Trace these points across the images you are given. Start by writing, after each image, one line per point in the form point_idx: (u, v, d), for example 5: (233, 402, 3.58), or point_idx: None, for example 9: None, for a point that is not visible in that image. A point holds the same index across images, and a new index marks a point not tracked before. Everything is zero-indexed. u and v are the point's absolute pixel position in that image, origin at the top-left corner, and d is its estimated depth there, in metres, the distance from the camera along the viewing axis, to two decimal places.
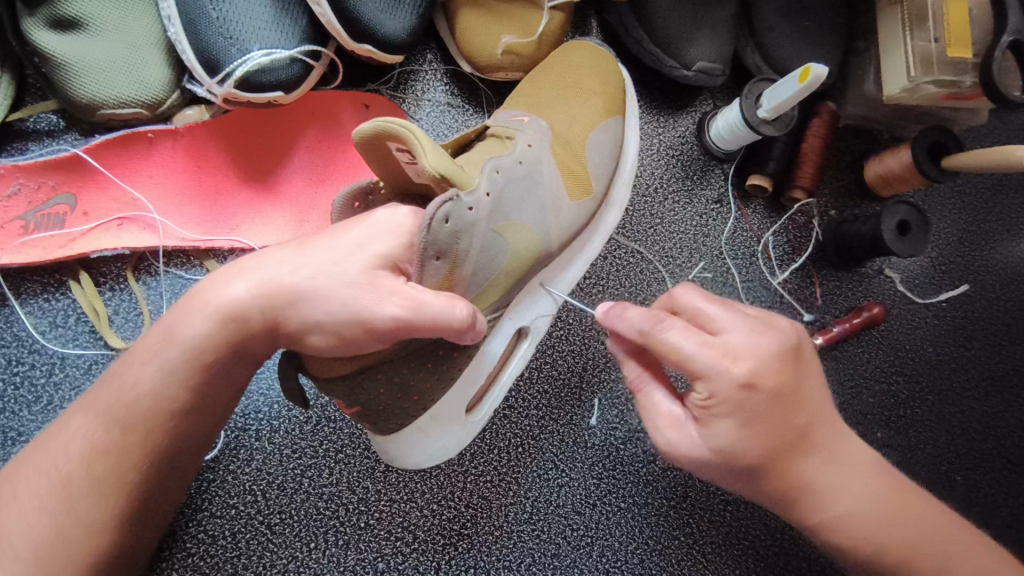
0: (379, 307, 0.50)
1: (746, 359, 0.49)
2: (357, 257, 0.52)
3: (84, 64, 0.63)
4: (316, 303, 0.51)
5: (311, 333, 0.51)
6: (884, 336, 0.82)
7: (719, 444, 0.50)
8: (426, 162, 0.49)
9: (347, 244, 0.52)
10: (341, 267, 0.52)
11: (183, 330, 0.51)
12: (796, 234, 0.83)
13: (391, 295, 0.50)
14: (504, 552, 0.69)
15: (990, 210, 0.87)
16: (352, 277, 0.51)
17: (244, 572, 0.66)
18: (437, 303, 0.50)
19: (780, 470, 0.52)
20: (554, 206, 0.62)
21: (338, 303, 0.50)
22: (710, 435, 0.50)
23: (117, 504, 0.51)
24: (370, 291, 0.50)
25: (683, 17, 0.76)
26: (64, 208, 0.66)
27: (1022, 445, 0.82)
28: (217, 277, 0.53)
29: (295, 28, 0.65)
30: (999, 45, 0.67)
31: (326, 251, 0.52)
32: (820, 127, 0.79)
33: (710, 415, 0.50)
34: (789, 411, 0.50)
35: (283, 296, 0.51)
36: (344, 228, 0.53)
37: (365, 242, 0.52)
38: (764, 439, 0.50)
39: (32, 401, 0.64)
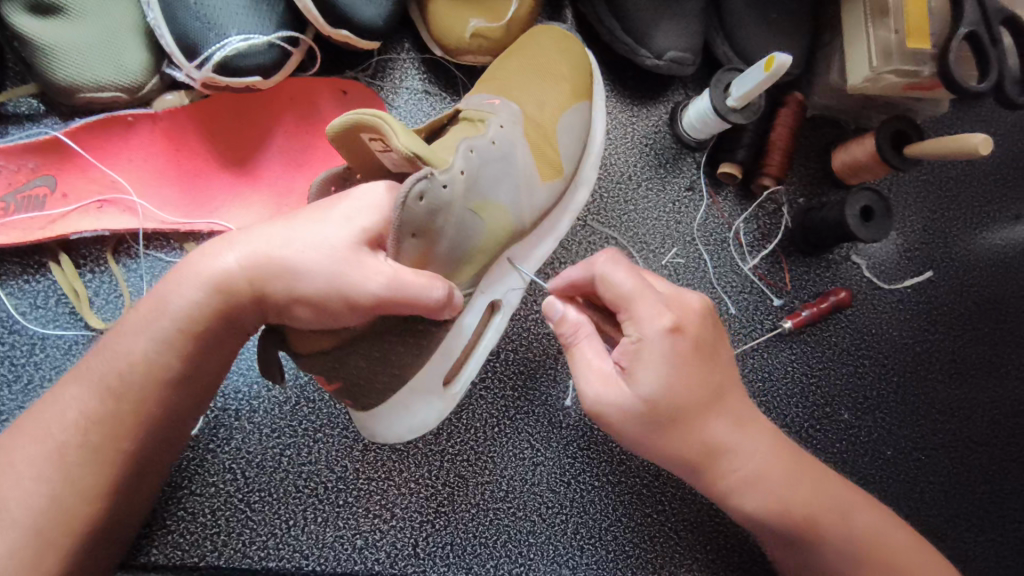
0: (360, 282, 0.52)
1: (680, 307, 0.56)
2: (341, 232, 0.53)
3: (63, 48, 0.64)
4: (302, 276, 0.52)
5: (297, 306, 0.53)
6: (851, 319, 0.85)
7: (648, 389, 0.53)
8: (396, 142, 0.51)
9: (331, 219, 0.54)
10: (324, 242, 0.53)
11: (172, 304, 0.53)
12: (766, 220, 0.86)
13: (373, 270, 0.52)
14: (480, 529, 0.71)
15: (953, 199, 0.90)
16: (335, 252, 0.53)
17: (224, 549, 0.67)
18: (417, 281, 0.52)
19: (698, 422, 0.56)
20: (527, 186, 0.64)
21: (323, 276, 0.52)
22: (640, 380, 0.54)
23: (111, 476, 0.53)
24: (352, 266, 0.52)
25: (653, 8, 0.78)
26: (44, 189, 0.67)
27: (983, 424, 0.85)
28: (209, 250, 0.55)
29: (272, 14, 0.66)
30: (956, 35, 0.70)
31: (311, 226, 0.54)
32: (788, 117, 0.82)
33: (641, 357, 0.54)
34: (708, 364, 0.56)
35: (270, 269, 0.53)
36: (330, 204, 0.55)
37: (348, 219, 0.54)
38: (687, 386, 0.54)
39: (12, 380, 0.65)
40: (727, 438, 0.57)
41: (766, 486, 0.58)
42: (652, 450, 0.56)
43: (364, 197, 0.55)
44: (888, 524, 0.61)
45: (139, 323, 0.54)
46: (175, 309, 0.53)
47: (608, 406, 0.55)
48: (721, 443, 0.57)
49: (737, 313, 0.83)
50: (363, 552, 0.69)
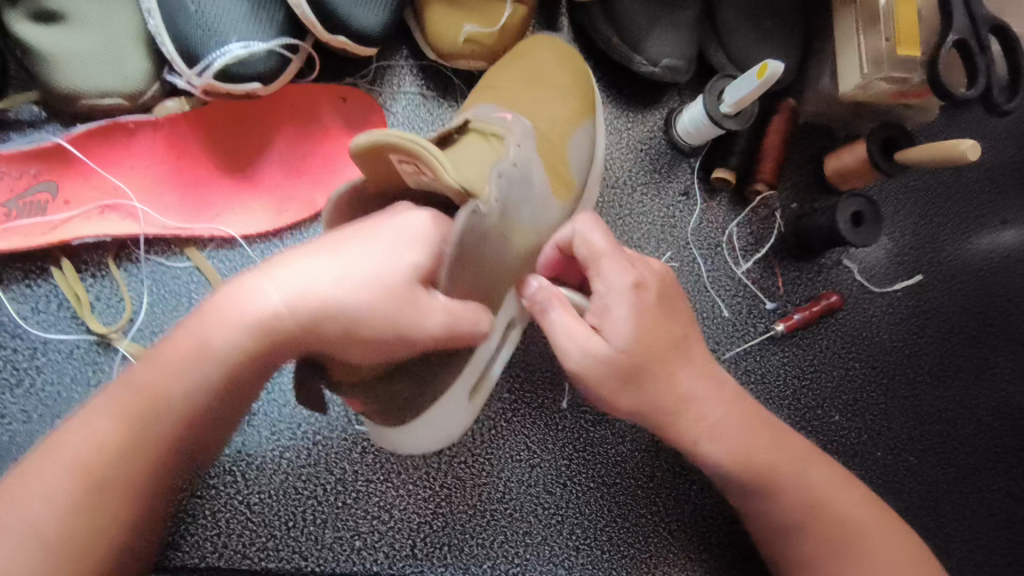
0: (428, 319, 0.52)
1: (643, 266, 0.61)
2: (397, 265, 0.51)
3: (66, 56, 0.65)
4: (359, 316, 0.50)
5: (346, 345, 0.50)
6: (841, 323, 0.86)
7: (617, 336, 0.57)
8: (444, 177, 0.51)
9: (384, 252, 0.51)
10: (382, 277, 0.51)
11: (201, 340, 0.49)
12: (759, 226, 0.87)
13: (432, 307, 0.52)
14: (478, 529, 0.72)
15: (942, 205, 0.91)
16: (395, 289, 0.51)
17: (224, 550, 0.68)
18: (468, 315, 0.54)
19: (665, 371, 0.59)
20: (546, 203, 0.65)
21: (380, 314, 0.50)
22: (612, 333, 0.58)
23: (120, 515, 0.48)
24: (414, 303, 0.51)
25: (648, 16, 0.79)
26: (45, 195, 0.67)
27: (970, 426, 0.86)
28: (241, 287, 0.50)
29: (271, 22, 0.67)
30: (945, 44, 0.71)
31: (363, 259, 0.51)
32: (780, 123, 0.83)
33: (610, 309, 0.58)
34: (672, 316, 0.60)
35: (322, 310, 0.49)
36: (380, 233, 0.52)
37: (404, 252, 0.52)
38: (652, 334, 0.58)
39: (14, 384, 0.66)
40: (691, 388, 0.60)
41: (729, 435, 0.61)
42: (623, 401, 0.59)
43: (417, 226, 0.52)
44: (864, 511, 0.65)
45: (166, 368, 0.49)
46: (214, 352, 0.49)
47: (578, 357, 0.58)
48: (686, 393, 0.60)
49: (731, 316, 0.84)
50: (361, 552, 0.70)
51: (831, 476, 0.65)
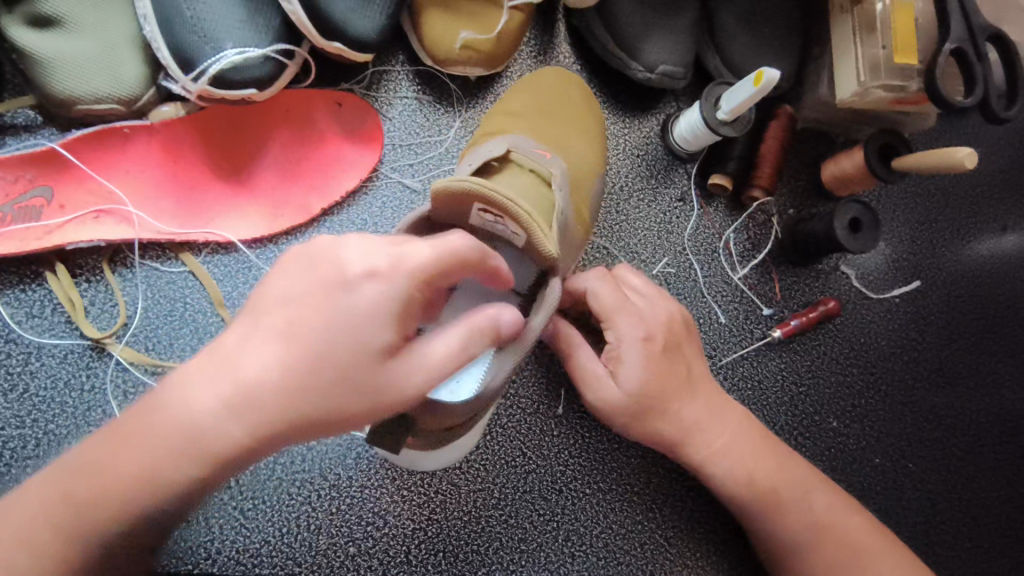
0: (414, 389, 0.45)
1: (652, 317, 0.65)
2: (366, 341, 0.44)
3: (61, 61, 0.65)
4: (327, 401, 0.43)
5: (322, 431, 0.44)
6: (839, 328, 0.86)
7: (630, 381, 0.63)
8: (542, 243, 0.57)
9: (347, 334, 0.44)
10: (350, 361, 0.44)
11: (161, 453, 0.44)
12: (756, 231, 0.86)
13: (409, 367, 0.45)
14: (473, 536, 0.72)
15: (940, 211, 0.91)
16: (361, 365, 0.44)
17: (218, 555, 0.68)
18: (455, 357, 0.46)
19: (674, 408, 0.65)
20: (577, 239, 0.71)
21: (352, 395, 0.44)
22: (624, 379, 0.63)
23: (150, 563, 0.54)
24: (395, 376, 0.45)
25: (644, 22, 0.79)
26: (40, 200, 0.67)
27: (969, 433, 0.86)
28: (193, 382, 0.43)
29: (267, 27, 0.67)
30: (942, 52, 0.71)
31: (321, 339, 0.43)
32: (778, 129, 0.83)
33: (622, 359, 0.64)
34: (676, 362, 0.66)
35: (284, 409, 0.43)
36: (335, 308, 0.44)
37: (370, 327, 0.44)
38: (659, 380, 0.64)
39: (8, 389, 0.66)
40: (698, 417, 0.66)
41: (736, 454, 0.66)
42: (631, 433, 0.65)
43: (378, 289, 0.44)
44: (850, 527, 0.65)
45: (124, 478, 0.45)
46: (178, 468, 0.44)
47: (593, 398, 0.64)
48: (694, 423, 0.65)
49: (728, 322, 0.84)
50: (355, 558, 0.70)
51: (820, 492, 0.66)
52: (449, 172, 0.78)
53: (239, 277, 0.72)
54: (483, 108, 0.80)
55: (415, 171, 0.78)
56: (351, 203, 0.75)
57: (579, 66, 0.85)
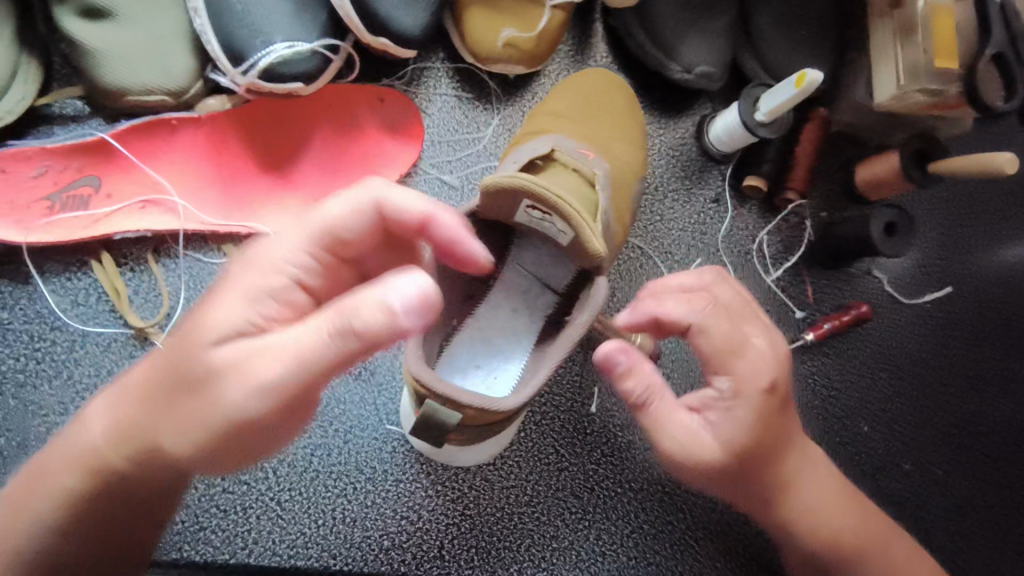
0: (266, 368, 0.46)
1: (778, 373, 0.56)
2: (220, 322, 0.47)
3: (112, 53, 0.66)
4: (183, 387, 0.48)
5: (181, 423, 0.48)
6: (870, 333, 0.86)
7: (724, 435, 0.56)
8: (593, 243, 0.58)
9: (204, 317, 0.48)
10: (199, 345, 0.47)
11: (54, 468, 0.51)
12: (788, 234, 0.87)
13: (252, 350, 0.47)
14: (506, 532, 0.72)
15: (972, 218, 0.91)
16: (214, 351, 0.47)
17: (254, 546, 0.68)
18: (297, 337, 0.46)
19: (773, 464, 0.58)
20: (616, 241, 0.71)
21: (201, 382, 0.47)
22: (724, 435, 0.56)
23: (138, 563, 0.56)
24: (243, 360, 0.46)
25: (683, 24, 0.80)
26: (88, 189, 0.68)
27: (999, 439, 0.85)
28: (99, 396, 0.52)
29: (314, 22, 0.68)
30: (982, 57, 0.72)
31: (191, 322, 0.49)
32: (813, 132, 0.83)
33: (729, 412, 0.55)
34: (786, 413, 0.58)
35: (155, 402, 0.49)
36: (221, 285, 0.50)
37: (227, 307, 0.48)
38: (765, 436, 0.56)
39: (52, 375, 0.67)
40: (794, 471, 0.60)
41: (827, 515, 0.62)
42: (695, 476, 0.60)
43: (258, 267, 0.50)
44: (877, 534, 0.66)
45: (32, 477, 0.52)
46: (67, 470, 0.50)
47: (675, 450, 0.56)
48: (789, 479, 0.60)
49: None
50: (389, 552, 0.70)
51: (865, 515, 0.63)
52: (486, 169, 0.79)
53: None
54: (521, 107, 0.81)
55: (453, 168, 0.78)
56: None
57: (616, 66, 0.85)
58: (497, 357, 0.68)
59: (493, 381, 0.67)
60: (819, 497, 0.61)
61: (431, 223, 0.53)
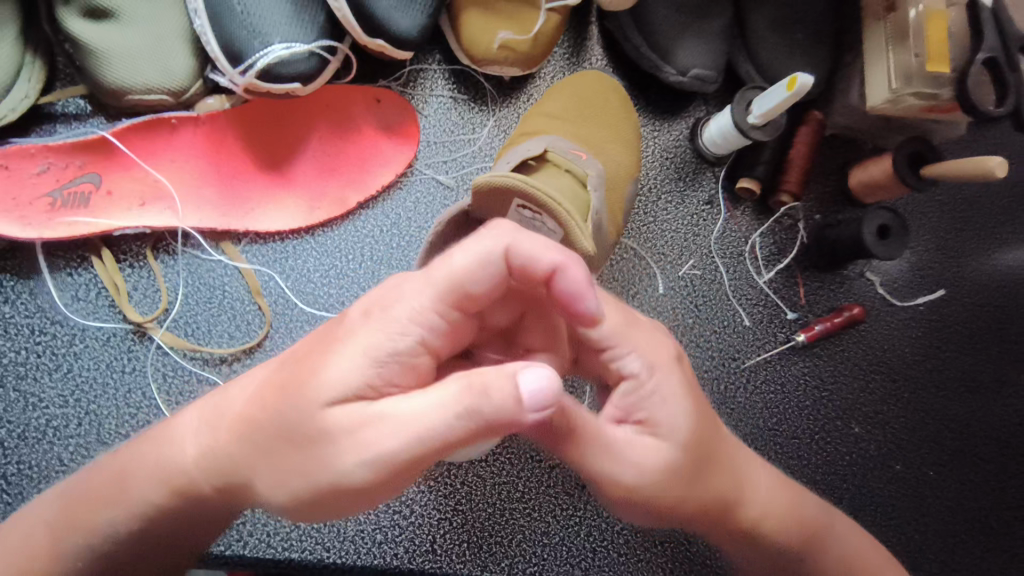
0: (367, 446, 0.41)
1: (661, 341, 0.51)
2: (335, 383, 0.43)
3: (114, 53, 0.67)
4: (279, 446, 0.44)
5: (277, 484, 0.45)
6: (863, 335, 0.86)
7: (679, 432, 0.49)
8: (582, 243, 0.59)
9: (319, 368, 0.44)
10: (310, 400, 0.43)
11: (134, 478, 0.51)
12: (782, 235, 0.87)
13: (361, 426, 0.42)
14: (497, 527, 0.73)
15: (967, 221, 0.91)
16: (318, 417, 0.43)
17: (250, 538, 0.69)
18: (407, 418, 0.41)
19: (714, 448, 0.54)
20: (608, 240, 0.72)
21: (300, 445, 0.44)
22: (662, 427, 0.49)
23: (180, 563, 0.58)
24: (352, 430, 0.42)
25: (678, 27, 0.81)
26: (88, 186, 0.70)
27: (991, 442, 0.86)
28: (192, 416, 0.51)
29: (313, 24, 0.69)
30: (975, 61, 0.72)
31: (300, 375, 0.45)
32: (807, 134, 0.83)
33: (649, 401, 0.49)
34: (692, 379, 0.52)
35: (245, 449, 0.46)
36: (330, 339, 0.45)
37: (343, 362, 0.43)
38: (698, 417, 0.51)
39: (53, 369, 0.69)
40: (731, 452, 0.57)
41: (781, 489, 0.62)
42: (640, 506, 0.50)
43: (382, 317, 0.44)
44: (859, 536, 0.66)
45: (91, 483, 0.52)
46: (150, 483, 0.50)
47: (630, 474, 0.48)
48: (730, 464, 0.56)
49: (751, 325, 0.84)
50: (382, 546, 0.71)
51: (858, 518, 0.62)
52: (481, 169, 0.80)
53: (276, 266, 0.74)
54: (516, 108, 0.82)
55: (448, 168, 0.79)
56: (385, 197, 0.77)
57: (611, 69, 0.86)
58: None
59: None
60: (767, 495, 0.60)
61: (557, 276, 0.45)
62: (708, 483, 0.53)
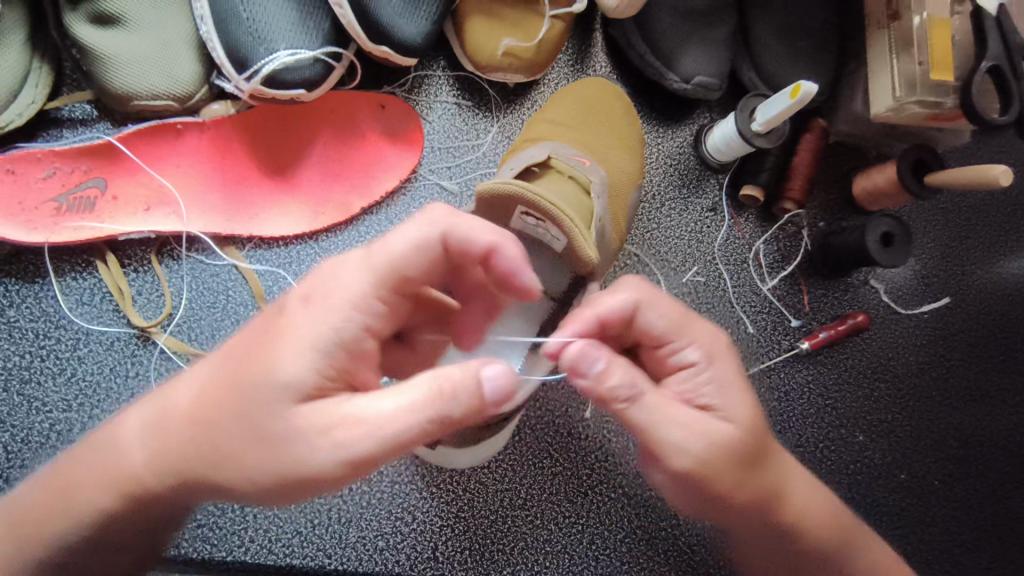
0: (333, 443, 0.43)
1: (724, 336, 0.55)
2: (291, 379, 0.45)
3: (121, 59, 0.67)
4: (235, 444, 0.45)
5: (233, 480, 0.46)
6: (868, 342, 0.86)
7: (741, 418, 0.52)
8: (587, 250, 0.59)
9: (270, 366, 0.45)
10: (265, 397, 0.45)
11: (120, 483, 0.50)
12: (786, 243, 0.87)
13: (325, 423, 0.44)
14: (499, 534, 0.73)
15: (971, 229, 0.91)
16: (276, 416, 0.45)
17: (250, 544, 0.69)
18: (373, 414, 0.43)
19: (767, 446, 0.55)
20: (612, 247, 0.72)
21: (256, 444, 0.45)
22: (722, 411, 0.52)
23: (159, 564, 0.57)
24: (315, 425, 0.44)
25: (682, 35, 0.81)
26: (94, 191, 0.70)
27: (997, 451, 0.85)
28: (130, 418, 0.50)
29: (318, 31, 0.69)
30: (979, 69, 0.72)
31: (245, 371, 0.46)
32: (811, 141, 0.83)
33: (710, 385, 0.52)
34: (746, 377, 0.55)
35: (193, 448, 0.46)
36: (272, 333, 0.47)
37: (294, 357, 0.45)
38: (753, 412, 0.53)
39: (56, 373, 0.69)
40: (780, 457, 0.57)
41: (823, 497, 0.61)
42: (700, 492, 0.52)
43: (324, 304, 0.47)
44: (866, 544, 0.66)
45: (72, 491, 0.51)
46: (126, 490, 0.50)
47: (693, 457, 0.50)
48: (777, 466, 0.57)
49: (755, 333, 0.84)
50: (383, 553, 0.71)
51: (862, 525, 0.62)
52: (485, 176, 0.80)
53: (281, 273, 0.74)
54: (520, 114, 0.82)
55: (452, 175, 0.79)
56: (390, 203, 0.77)
57: (615, 76, 0.86)
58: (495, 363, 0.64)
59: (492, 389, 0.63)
60: (809, 500, 0.60)
61: (495, 254, 0.52)
62: (757, 478, 0.54)
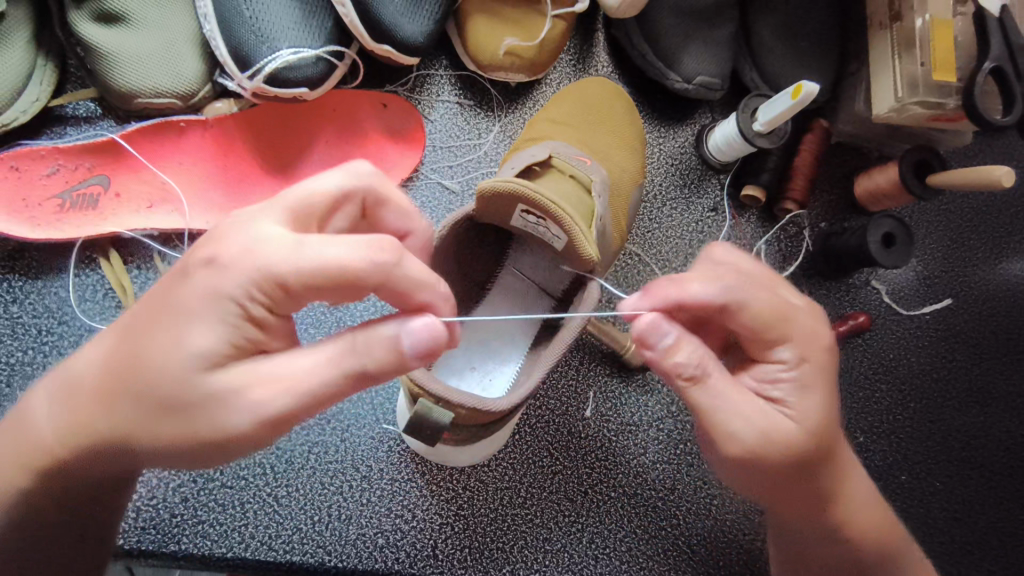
0: (248, 404, 0.44)
1: (826, 336, 0.54)
2: (200, 349, 0.44)
3: (124, 56, 0.68)
4: (147, 412, 0.45)
5: (145, 445, 0.46)
6: (869, 344, 0.86)
7: (808, 418, 0.52)
8: (586, 249, 0.59)
9: (178, 337, 0.44)
10: (171, 369, 0.44)
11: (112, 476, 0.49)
12: (787, 244, 0.87)
13: (242, 389, 0.44)
14: (499, 533, 0.73)
15: (973, 231, 0.90)
16: (185, 386, 0.44)
17: (250, 540, 0.69)
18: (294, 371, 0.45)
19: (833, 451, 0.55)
20: (612, 246, 0.72)
21: (167, 410, 0.44)
22: (797, 410, 0.52)
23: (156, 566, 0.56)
24: (229, 392, 0.44)
25: (684, 35, 0.81)
26: (98, 188, 0.70)
27: (998, 453, 0.85)
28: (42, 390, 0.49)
29: (320, 29, 0.70)
30: (981, 70, 0.72)
31: (153, 342, 0.44)
32: (813, 142, 0.83)
33: (800, 386, 0.52)
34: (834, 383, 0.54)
35: (106, 417, 0.46)
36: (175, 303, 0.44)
37: (201, 330, 0.44)
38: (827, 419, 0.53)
39: None
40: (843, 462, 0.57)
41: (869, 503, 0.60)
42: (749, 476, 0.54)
43: (234, 276, 0.44)
44: None
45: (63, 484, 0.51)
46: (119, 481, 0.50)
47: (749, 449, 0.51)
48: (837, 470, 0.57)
49: None
50: (383, 550, 0.71)
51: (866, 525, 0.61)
52: (487, 174, 0.80)
53: None
54: (522, 113, 0.82)
55: (454, 173, 0.80)
56: None
57: (617, 76, 0.86)
58: (494, 359, 0.69)
59: (489, 383, 0.68)
60: (864, 505, 0.59)
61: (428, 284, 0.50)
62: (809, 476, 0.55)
